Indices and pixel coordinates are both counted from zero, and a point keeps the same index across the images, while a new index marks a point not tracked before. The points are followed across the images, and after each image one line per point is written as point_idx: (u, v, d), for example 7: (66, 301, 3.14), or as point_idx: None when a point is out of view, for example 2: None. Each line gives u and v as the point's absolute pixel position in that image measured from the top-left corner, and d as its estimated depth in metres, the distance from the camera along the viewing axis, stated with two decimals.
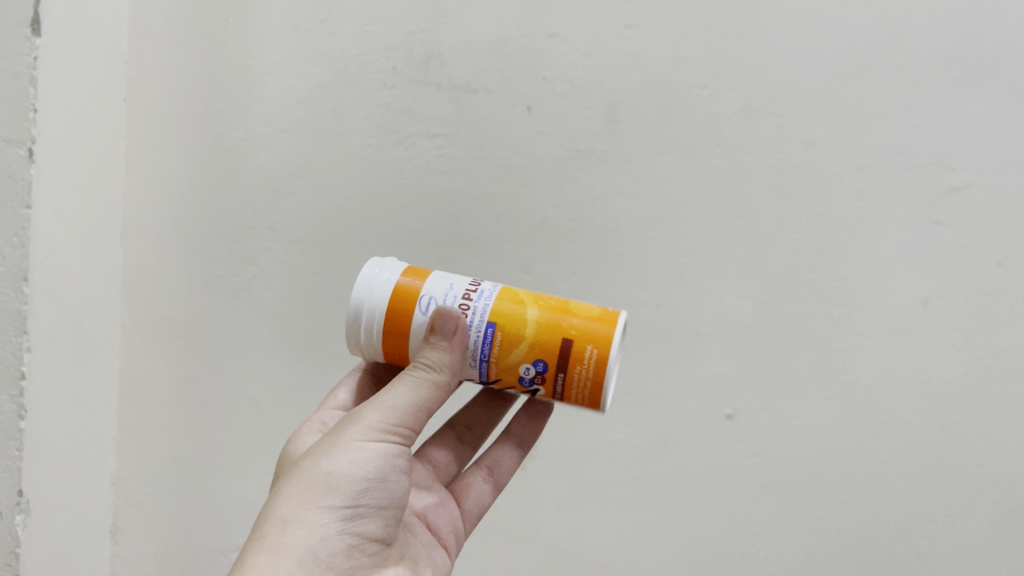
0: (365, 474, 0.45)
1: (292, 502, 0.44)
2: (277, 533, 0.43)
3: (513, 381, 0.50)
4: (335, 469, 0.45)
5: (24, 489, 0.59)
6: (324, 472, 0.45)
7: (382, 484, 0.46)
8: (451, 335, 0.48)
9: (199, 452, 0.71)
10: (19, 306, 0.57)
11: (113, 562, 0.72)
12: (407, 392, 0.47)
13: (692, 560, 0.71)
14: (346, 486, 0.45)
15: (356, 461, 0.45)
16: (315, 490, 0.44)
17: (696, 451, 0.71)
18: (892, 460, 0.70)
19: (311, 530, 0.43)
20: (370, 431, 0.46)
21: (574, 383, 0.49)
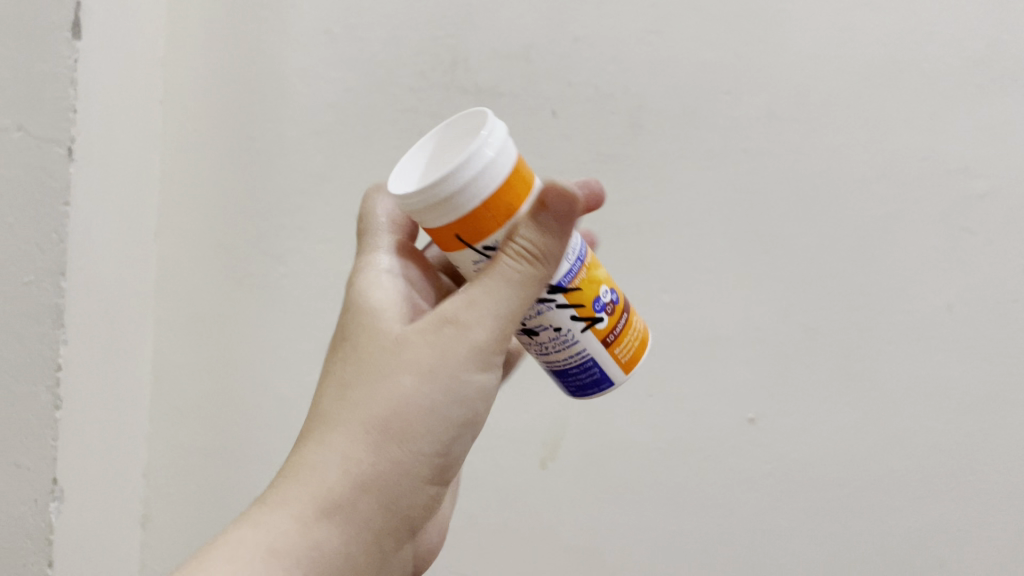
0: (462, 420, 0.43)
1: (369, 433, 0.41)
2: (359, 472, 0.40)
3: (588, 303, 0.44)
4: (429, 406, 0.41)
5: (58, 478, 0.60)
6: (415, 406, 0.41)
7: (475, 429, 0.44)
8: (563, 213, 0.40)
9: (228, 447, 0.73)
10: (57, 300, 0.59)
11: (143, 552, 0.74)
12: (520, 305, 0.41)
13: (713, 564, 0.72)
14: (442, 430, 0.42)
15: (456, 403, 0.42)
16: (400, 428, 0.41)
17: (718, 456, 0.71)
18: (914, 467, 0.70)
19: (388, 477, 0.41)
20: (457, 345, 0.42)
21: (626, 329, 0.46)
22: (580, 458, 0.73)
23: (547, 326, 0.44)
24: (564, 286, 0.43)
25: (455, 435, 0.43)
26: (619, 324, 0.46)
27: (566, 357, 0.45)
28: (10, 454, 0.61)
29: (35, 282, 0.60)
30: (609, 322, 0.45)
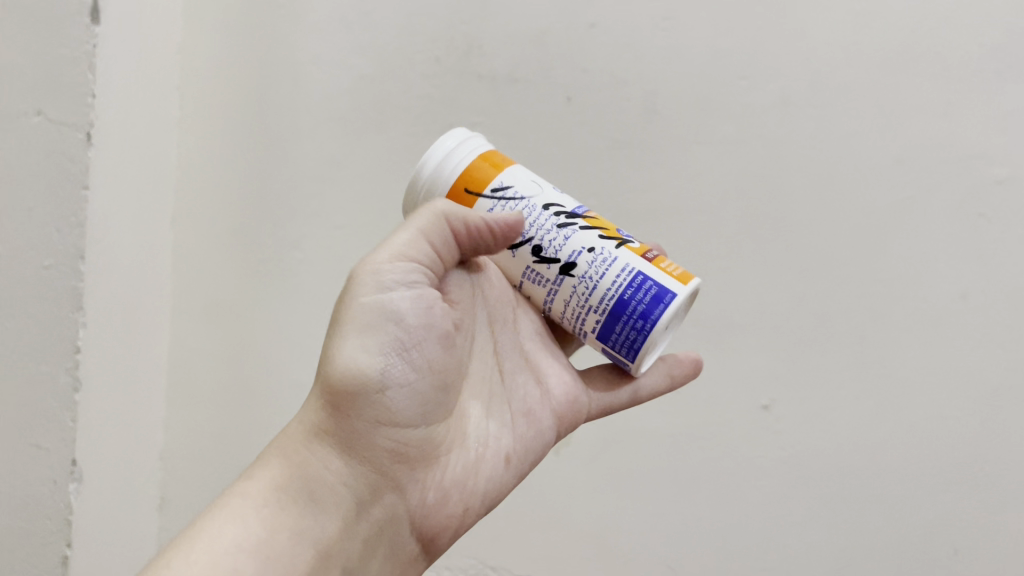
0: (384, 346, 0.45)
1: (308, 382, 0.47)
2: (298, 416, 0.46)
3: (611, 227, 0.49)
4: (353, 343, 0.45)
5: (77, 459, 0.61)
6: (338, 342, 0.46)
7: (410, 355, 0.46)
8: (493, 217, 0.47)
9: (243, 432, 0.74)
10: (75, 284, 0.60)
11: (160, 537, 0.74)
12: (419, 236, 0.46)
13: (725, 551, 0.72)
14: (369, 364, 0.45)
15: (375, 331, 0.46)
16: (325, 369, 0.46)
17: (731, 442, 0.72)
18: (928, 455, 0.69)
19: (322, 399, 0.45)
20: (365, 279, 0.47)
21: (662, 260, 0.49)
22: (590, 443, 0.74)
23: (583, 251, 0.47)
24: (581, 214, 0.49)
25: (387, 370, 0.46)
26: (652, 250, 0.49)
27: (614, 275, 0.46)
28: (30, 435, 0.61)
29: (54, 266, 0.60)
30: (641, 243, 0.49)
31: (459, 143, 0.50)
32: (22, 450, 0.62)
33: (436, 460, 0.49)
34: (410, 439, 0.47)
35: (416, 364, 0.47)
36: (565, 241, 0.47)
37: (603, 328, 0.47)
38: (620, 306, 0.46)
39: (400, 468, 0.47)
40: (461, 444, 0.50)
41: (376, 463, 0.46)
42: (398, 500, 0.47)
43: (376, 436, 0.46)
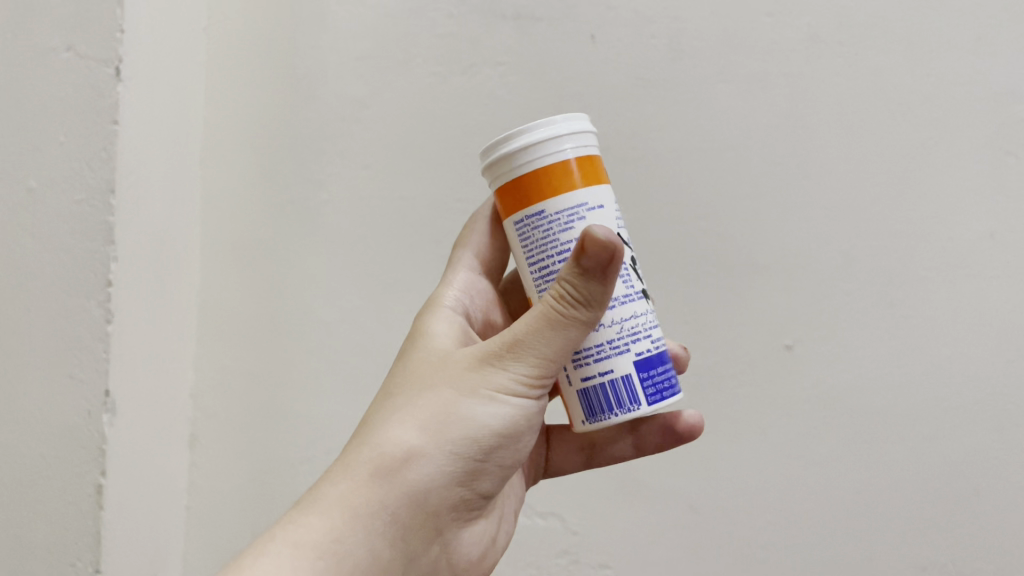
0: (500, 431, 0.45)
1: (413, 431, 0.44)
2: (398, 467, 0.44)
3: None
4: (474, 418, 0.44)
5: (110, 391, 0.63)
6: (460, 417, 0.44)
7: (511, 445, 0.46)
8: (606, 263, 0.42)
9: (271, 372, 0.75)
10: (106, 218, 0.61)
11: (192, 472, 0.76)
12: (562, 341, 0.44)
13: (747, 491, 0.72)
14: (481, 438, 0.45)
15: (495, 415, 0.45)
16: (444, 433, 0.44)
17: (754, 384, 0.71)
18: (953, 395, 0.69)
19: (428, 472, 0.44)
20: (501, 364, 0.45)
21: None
22: None
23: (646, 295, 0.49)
24: None
25: (490, 448, 0.45)
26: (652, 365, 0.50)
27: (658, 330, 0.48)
28: (67, 366, 0.63)
29: (85, 200, 0.61)
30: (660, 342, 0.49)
31: (570, 135, 0.45)
32: (59, 381, 0.63)
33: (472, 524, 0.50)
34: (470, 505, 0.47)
35: (513, 451, 0.47)
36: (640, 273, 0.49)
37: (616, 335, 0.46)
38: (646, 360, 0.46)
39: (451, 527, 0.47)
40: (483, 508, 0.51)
41: (438, 521, 0.46)
42: (442, 553, 0.47)
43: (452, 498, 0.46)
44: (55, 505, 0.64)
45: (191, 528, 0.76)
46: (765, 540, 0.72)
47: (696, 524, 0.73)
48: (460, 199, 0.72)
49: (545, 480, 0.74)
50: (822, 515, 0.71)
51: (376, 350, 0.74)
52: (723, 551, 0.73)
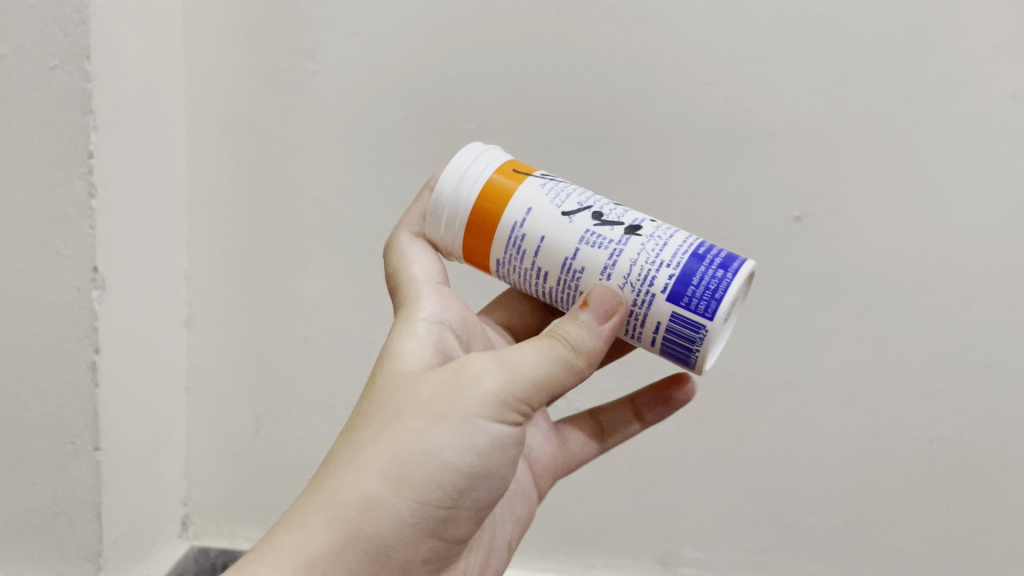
0: (473, 470, 0.41)
1: (373, 475, 0.40)
2: (347, 524, 0.39)
3: None
4: (444, 458, 0.40)
5: (98, 267, 0.61)
6: (420, 455, 0.40)
7: (489, 482, 0.43)
8: (606, 317, 0.45)
9: (266, 252, 0.73)
10: (83, 85, 0.58)
11: (190, 354, 0.76)
12: (528, 359, 0.43)
13: (751, 365, 0.71)
14: (446, 481, 0.40)
15: (465, 452, 0.41)
16: (437, 484, 0.40)
17: (761, 256, 0.69)
18: (968, 268, 0.67)
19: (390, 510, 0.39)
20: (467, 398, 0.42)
21: None
22: None
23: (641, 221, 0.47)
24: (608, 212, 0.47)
25: (468, 486, 0.42)
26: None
27: (676, 239, 0.46)
28: (52, 242, 0.61)
29: (60, 66, 0.59)
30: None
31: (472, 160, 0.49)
32: (47, 257, 0.62)
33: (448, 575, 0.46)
34: (445, 554, 0.44)
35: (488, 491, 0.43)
36: (622, 212, 0.47)
37: (674, 298, 0.45)
38: (694, 259, 0.45)
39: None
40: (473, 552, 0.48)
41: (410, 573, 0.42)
42: None
43: (422, 552, 0.42)
44: (50, 384, 0.64)
45: (192, 409, 0.77)
46: (768, 414, 0.72)
47: (698, 400, 0.73)
48: (456, 67, 0.68)
49: None
50: (825, 389, 0.71)
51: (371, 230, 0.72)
52: (723, 424, 0.73)
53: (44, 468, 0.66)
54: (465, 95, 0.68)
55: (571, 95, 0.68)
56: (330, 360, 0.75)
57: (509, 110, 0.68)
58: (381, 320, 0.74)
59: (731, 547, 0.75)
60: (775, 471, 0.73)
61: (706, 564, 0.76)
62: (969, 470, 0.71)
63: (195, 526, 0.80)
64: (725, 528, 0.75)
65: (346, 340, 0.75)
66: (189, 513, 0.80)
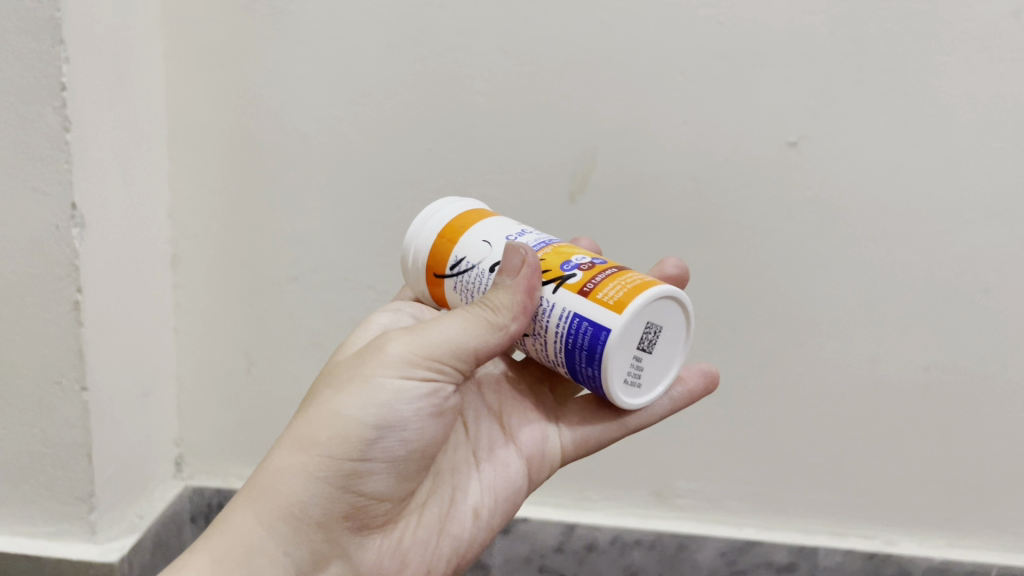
0: (377, 423, 0.45)
1: (287, 448, 0.45)
2: (267, 477, 0.45)
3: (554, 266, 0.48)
4: (346, 414, 0.45)
5: (77, 204, 0.60)
6: (332, 414, 0.45)
7: (401, 436, 0.46)
8: (518, 271, 0.46)
9: (249, 189, 0.71)
10: (53, 14, 0.56)
11: (177, 294, 0.75)
12: (450, 326, 0.46)
13: (745, 295, 0.70)
14: (353, 434, 0.45)
15: (371, 408, 0.45)
16: (343, 446, 0.45)
17: (755, 184, 0.67)
18: (964, 192, 0.65)
19: (299, 475, 0.45)
20: (379, 363, 0.46)
21: (612, 278, 0.45)
22: (620, 192, 0.69)
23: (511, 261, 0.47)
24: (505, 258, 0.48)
25: (371, 442, 0.45)
26: (601, 273, 0.46)
27: (554, 316, 0.46)
28: (28, 180, 0.60)
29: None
30: (583, 276, 0.46)
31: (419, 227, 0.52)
32: (23, 194, 0.60)
33: (379, 534, 0.49)
34: (367, 511, 0.47)
35: (403, 446, 0.47)
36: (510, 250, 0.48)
37: (575, 374, 0.46)
38: (570, 332, 0.45)
39: (349, 536, 0.47)
40: (421, 515, 0.51)
41: (327, 530, 0.46)
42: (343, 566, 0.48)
43: (337, 505, 0.46)
44: (33, 325, 0.63)
45: (181, 350, 0.76)
46: (762, 344, 0.71)
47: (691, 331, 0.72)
48: None
49: None
50: (819, 318, 0.70)
51: (356, 166, 0.70)
52: (718, 355, 0.72)
53: (32, 408, 0.65)
54: (448, 22, 0.65)
55: (558, 21, 0.65)
56: (319, 297, 0.74)
57: (494, 37, 0.65)
58: (370, 256, 0.73)
59: (725, 478, 0.75)
60: (770, 402, 0.73)
61: (700, 494, 0.76)
62: (962, 396, 0.70)
63: (189, 466, 0.80)
64: (719, 459, 0.75)
65: (334, 277, 0.73)
66: (182, 454, 0.80)
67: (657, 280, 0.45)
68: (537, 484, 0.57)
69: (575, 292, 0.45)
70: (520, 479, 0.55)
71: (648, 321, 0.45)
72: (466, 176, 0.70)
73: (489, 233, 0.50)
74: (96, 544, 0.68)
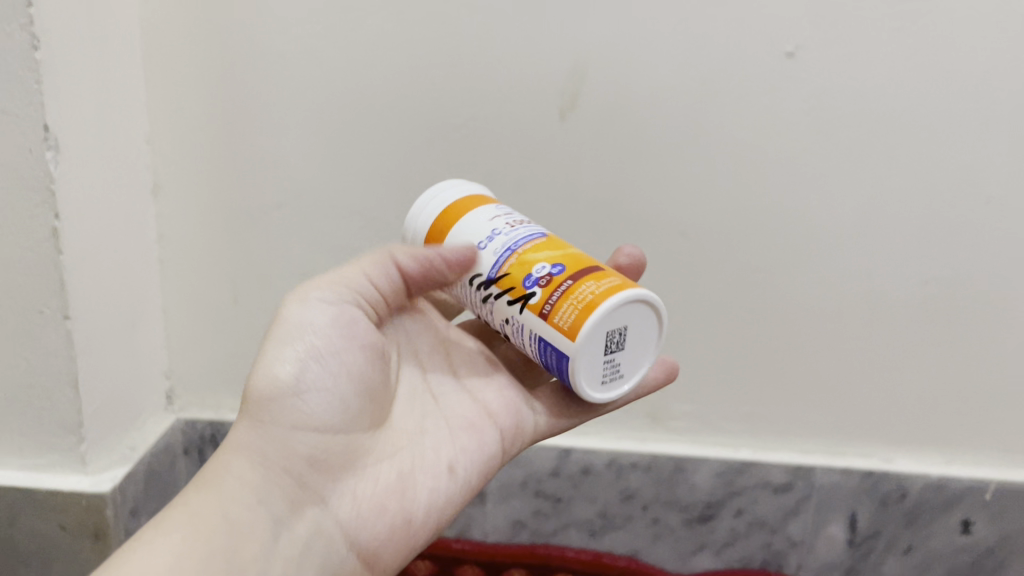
0: (303, 354, 0.48)
1: (236, 409, 0.48)
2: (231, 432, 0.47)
3: (517, 283, 0.48)
4: (278, 355, 0.48)
5: (50, 125, 0.58)
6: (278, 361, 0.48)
7: (332, 366, 0.48)
8: (447, 252, 0.51)
9: (231, 113, 0.69)
10: None
11: (159, 225, 0.73)
12: (375, 271, 0.52)
13: (740, 213, 0.68)
14: (283, 370, 0.47)
15: (299, 344, 0.48)
16: (281, 385, 0.47)
17: (751, 97, 0.65)
18: (964, 100, 0.63)
19: (247, 421, 0.47)
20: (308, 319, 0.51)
21: (576, 293, 0.46)
22: (612, 109, 0.66)
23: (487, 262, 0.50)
24: (492, 278, 0.49)
25: (305, 374, 0.47)
26: (561, 288, 0.46)
27: (527, 337, 0.48)
28: None
29: None
30: (543, 293, 0.47)
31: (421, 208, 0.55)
32: None
33: (349, 482, 0.48)
34: (325, 451, 0.47)
35: (338, 376, 0.48)
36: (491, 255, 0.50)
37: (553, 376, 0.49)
38: (542, 353, 0.47)
39: (314, 480, 0.47)
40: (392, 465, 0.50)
41: (285, 470, 0.46)
42: (316, 513, 0.46)
43: (297, 446, 0.46)
44: (11, 254, 0.61)
45: (167, 281, 0.75)
46: (757, 263, 0.70)
47: (685, 251, 0.70)
48: None
49: (540, 203, 0.70)
50: (816, 233, 0.68)
51: (337, 87, 0.67)
52: (714, 275, 0.71)
53: (15, 339, 0.64)
54: None
55: None
56: (304, 225, 0.72)
57: None
58: (355, 182, 0.70)
59: (720, 399, 0.75)
60: (766, 322, 0.72)
61: (696, 417, 0.75)
62: (961, 311, 0.69)
63: (180, 399, 0.79)
64: (715, 381, 0.74)
65: (318, 203, 0.72)
66: (172, 387, 0.79)
67: (622, 288, 0.46)
68: (512, 446, 0.56)
69: (535, 314, 0.47)
70: (492, 435, 0.54)
71: (609, 333, 0.46)
72: (451, 95, 0.67)
73: (470, 227, 0.52)
74: (87, 475, 0.67)
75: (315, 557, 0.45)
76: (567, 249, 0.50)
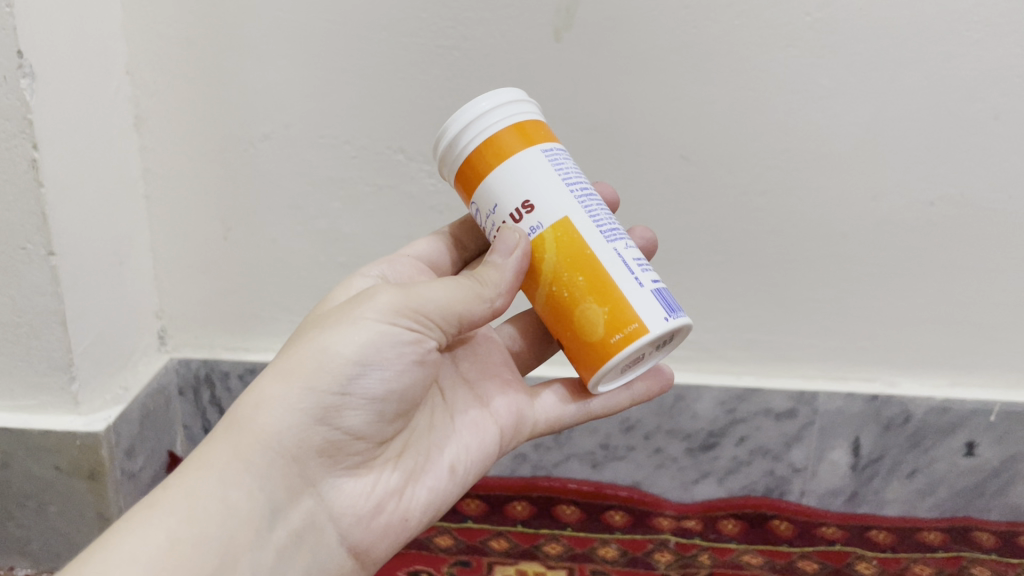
0: (359, 357, 0.43)
1: (270, 378, 0.43)
2: (247, 409, 0.42)
3: None
4: (332, 348, 0.43)
5: (23, 51, 0.55)
6: (318, 350, 0.43)
7: (381, 375, 0.44)
8: (510, 253, 0.45)
9: (211, 39, 0.66)
10: None
11: (145, 158, 0.71)
12: (441, 291, 0.46)
13: (742, 134, 0.66)
14: (335, 365, 0.43)
15: (358, 343, 0.43)
16: (323, 380, 0.43)
17: (752, 11, 0.62)
18: (976, 10, 0.60)
19: (282, 405, 0.42)
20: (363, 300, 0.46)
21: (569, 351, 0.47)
22: (608, 28, 0.64)
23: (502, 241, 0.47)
24: None
25: (354, 377, 0.43)
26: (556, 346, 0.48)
27: None
28: None
29: None
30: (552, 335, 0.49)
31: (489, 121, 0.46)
32: None
33: (354, 473, 0.46)
34: (341, 447, 0.45)
35: (384, 384, 0.44)
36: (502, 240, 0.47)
37: None
38: None
39: (321, 471, 0.45)
40: (395, 461, 0.48)
41: (300, 464, 0.43)
42: (317, 505, 0.44)
43: (316, 438, 0.43)
44: None
45: (154, 219, 0.73)
46: (759, 185, 0.68)
47: (686, 174, 0.69)
48: None
49: None
50: (819, 153, 0.67)
51: (322, 9, 0.65)
52: (716, 199, 0.69)
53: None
54: None
55: None
56: (293, 157, 0.70)
57: None
58: (344, 111, 0.68)
59: (723, 327, 0.74)
60: (769, 246, 0.70)
61: (698, 345, 0.75)
62: (967, 228, 0.68)
63: (172, 338, 0.78)
64: (717, 308, 0.73)
65: (307, 134, 0.69)
66: (166, 326, 0.78)
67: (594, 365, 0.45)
68: (502, 454, 0.54)
69: None
70: (491, 441, 0.52)
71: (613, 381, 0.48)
72: (441, 15, 0.64)
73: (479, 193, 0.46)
74: (81, 415, 0.66)
75: (307, 552, 0.43)
76: (545, 257, 0.45)
